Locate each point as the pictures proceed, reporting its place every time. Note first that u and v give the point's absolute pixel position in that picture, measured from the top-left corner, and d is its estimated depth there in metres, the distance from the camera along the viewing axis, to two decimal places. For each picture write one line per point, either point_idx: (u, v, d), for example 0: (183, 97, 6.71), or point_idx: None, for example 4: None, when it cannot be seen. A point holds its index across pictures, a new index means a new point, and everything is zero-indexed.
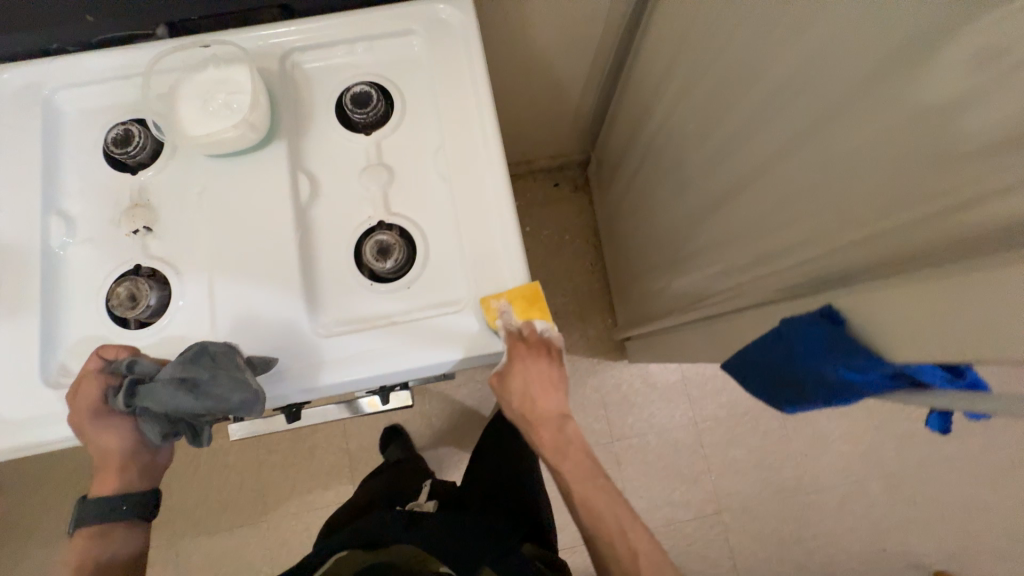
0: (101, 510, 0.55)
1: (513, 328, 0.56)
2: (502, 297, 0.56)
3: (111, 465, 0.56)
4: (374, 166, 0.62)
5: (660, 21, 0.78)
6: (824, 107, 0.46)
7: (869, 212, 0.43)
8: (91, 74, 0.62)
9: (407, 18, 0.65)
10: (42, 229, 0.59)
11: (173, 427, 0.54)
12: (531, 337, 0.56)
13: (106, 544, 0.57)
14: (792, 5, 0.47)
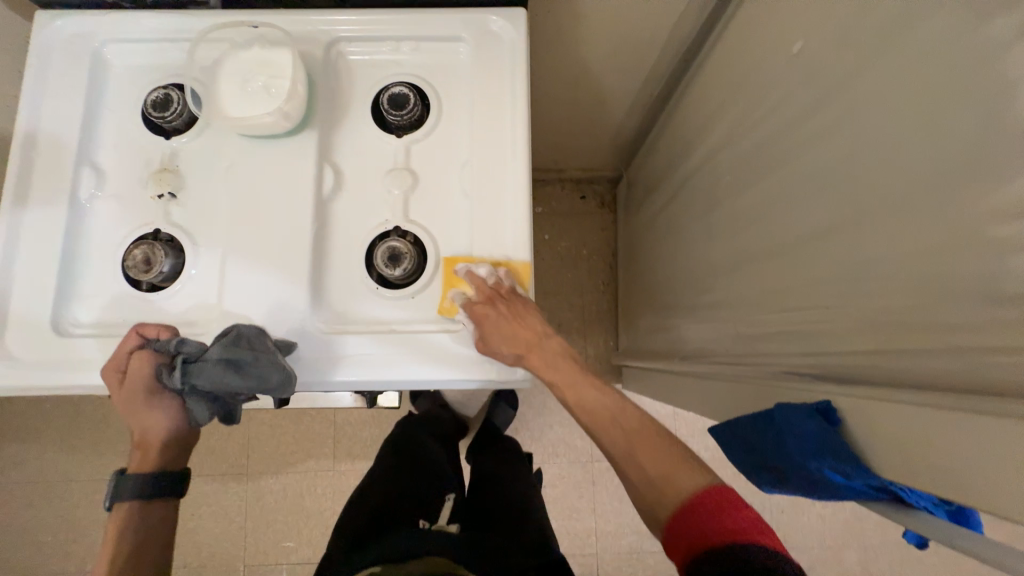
0: (142, 486, 0.56)
1: (480, 281, 0.57)
2: (466, 261, 0.59)
3: (149, 442, 0.57)
4: (400, 170, 0.62)
5: (716, 63, 0.75)
6: (876, 203, 0.45)
7: (907, 321, 0.42)
8: (141, 33, 0.63)
9: (458, 23, 0.63)
10: (73, 179, 0.60)
11: (213, 405, 0.55)
12: (494, 287, 0.57)
13: (140, 523, 0.57)
14: (868, 93, 0.45)
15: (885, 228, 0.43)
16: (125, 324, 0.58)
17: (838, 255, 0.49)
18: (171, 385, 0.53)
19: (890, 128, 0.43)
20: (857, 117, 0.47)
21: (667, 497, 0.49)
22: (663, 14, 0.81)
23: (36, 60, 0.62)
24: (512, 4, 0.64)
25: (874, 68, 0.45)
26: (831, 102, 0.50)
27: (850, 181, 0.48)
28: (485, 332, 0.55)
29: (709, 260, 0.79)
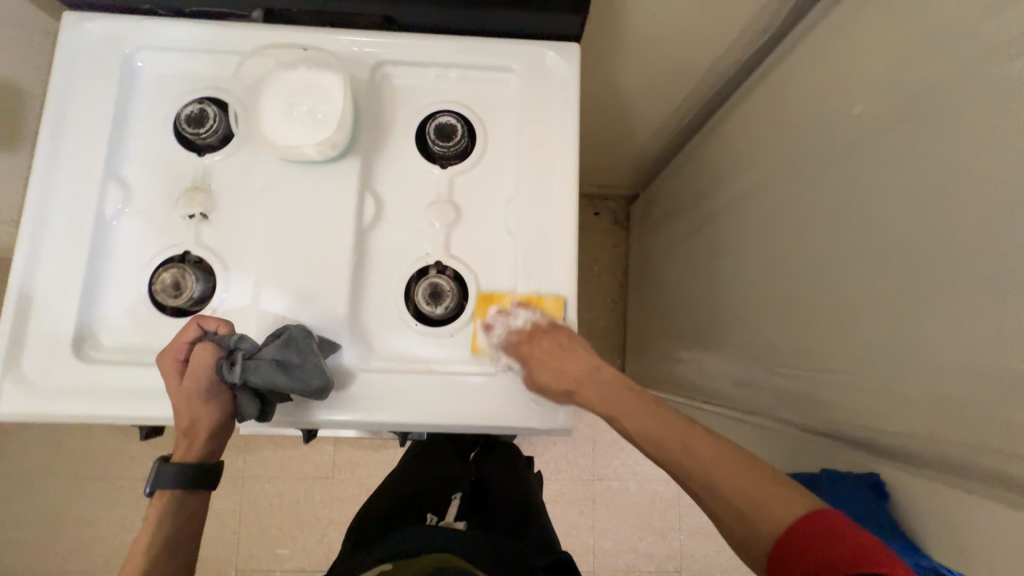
0: (183, 473, 0.54)
1: (513, 328, 0.56)
2: (492, 307, 0.58)
3: (187, 434, 0.54)
4: (443, 204, 0.60)
5: (759, 105, 0.75)
6: (939, 283, 0.45)
7: (975, 409, 0.42)
8: (175, 41, 0.60)
9: (510, 54, 0.61)
10: (99, 193, 0.57)
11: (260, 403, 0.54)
12: (527, 328, 0.56)
13: (178, 508, 0.55)
14: (938, 173, 0.46)
15: (946, 307, 0.44)
16: (151, 350, 0.56)
17: (891, 324, 0.50)
18: (226, 380, 0.52)
19: (956, 209, 0.44)
20: (919, 191, 0.47)
21: (761, 525, 0.46)
22: (707, 51, 0.80)
23: (62, 65, 0.58)
24: (566, 39, 0.62)
25: (942, 148, 0.45)
26: (891, 171, 0.51)
27: (909, 254, 0.48)
28: (533, 371, 0.55)
29: (739, 300, 0.78)
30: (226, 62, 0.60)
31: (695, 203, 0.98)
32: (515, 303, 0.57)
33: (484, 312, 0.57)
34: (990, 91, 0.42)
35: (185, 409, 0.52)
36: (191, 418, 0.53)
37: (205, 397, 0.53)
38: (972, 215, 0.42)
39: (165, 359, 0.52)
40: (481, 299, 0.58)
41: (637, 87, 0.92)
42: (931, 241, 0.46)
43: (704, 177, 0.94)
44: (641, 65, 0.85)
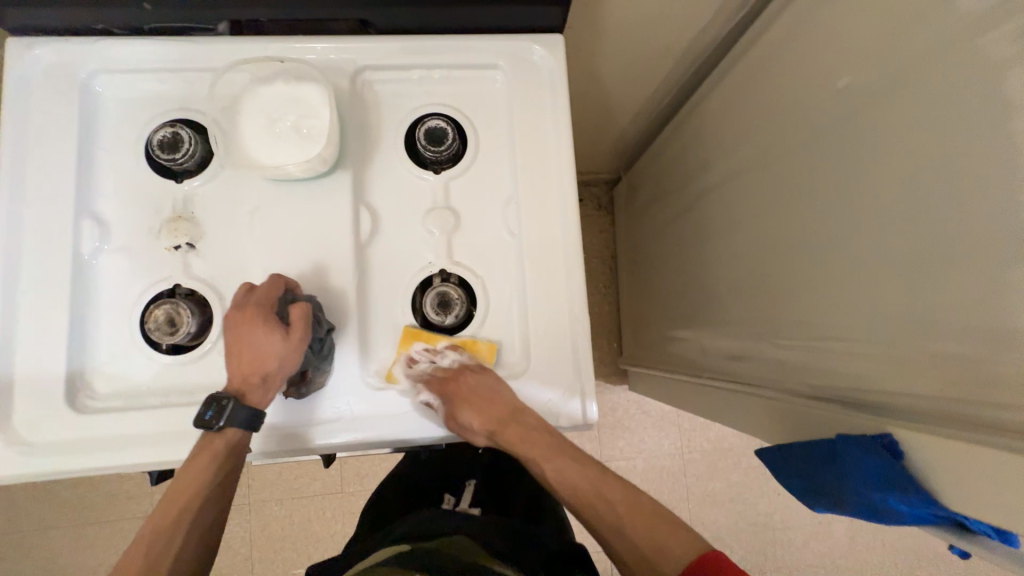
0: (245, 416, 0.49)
1: (429, 372, 0.55)
2: (405, 347, 0.56)
3: (261, 391, 0.50)
4: (441, 210, 0.59)
5: (740, 83, 0.76)
6: (936, 247, 0.46)
7: (980, 365, 0.44)
8: (137, 63, 0.56)
9: (494, 51, 0.60)
10: (73, 233, 0.54)
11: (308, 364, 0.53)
12: (447, 371, 0.55)
13: (223, 451, 0.49)
14: (926, 140, 0.47)
15: (941, 270, 0.46)
16: (152, 392, 0.53)
17: (890, 291, 0.51)
18: (314, 331, 0.52)
19: (945, 175, 0.45)
20: (906, 161, 0.49)
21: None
22: (683, 30, 0.80)
23: (16, 99, 0.54)
24: (549, 31, 0.61)
25: (927, 116, 0.47)
26: (877, 142, 0.52)
27: (900, 221, 0.50)
28: (461, 410, 0.54)
29: (734, 277, 0.80)
30: (195, 81, 0.57)
31: (681, 183, 0.99)
32: (446, 344, 0.56)
33: (410, 346, 0.56)
34: (972, 60, 0.43)
35: (267, 362, 0.50)
36: (272, 374, 0.50)
37: (300, 346, 0.51)
38: (961, 179, 0.44)
39: (250, 309, 0.50)
40: (407, 333, 0.56)
41: (615, 72, 0.91)
42: (921, 207, 0.48)
43: (689, 157, 0.94)
44: (620, 50, 0.84)
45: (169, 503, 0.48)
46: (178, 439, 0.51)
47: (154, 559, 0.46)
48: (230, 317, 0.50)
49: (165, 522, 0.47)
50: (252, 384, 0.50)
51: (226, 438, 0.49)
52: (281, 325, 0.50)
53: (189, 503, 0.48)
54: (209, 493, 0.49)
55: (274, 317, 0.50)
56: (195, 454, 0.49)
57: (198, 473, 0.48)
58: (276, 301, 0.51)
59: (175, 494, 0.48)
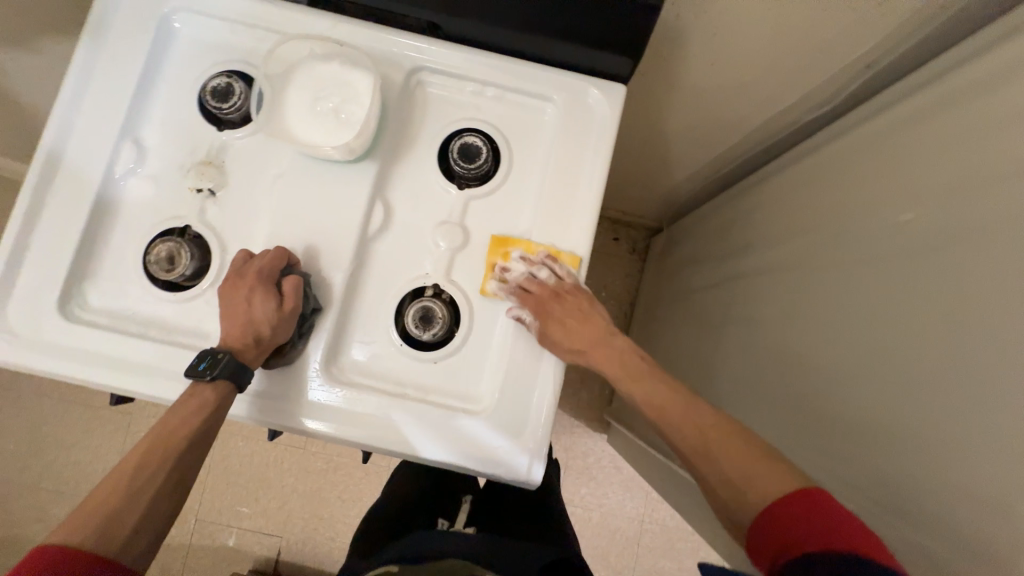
0: (231, 370, 0.48)
1: (523, 283, 0.56)
2: (513, 248, 0.57)
3: (254, 353, 0.49)
4: (452, 225, 0.58)
5: (804, 180, 0.71)
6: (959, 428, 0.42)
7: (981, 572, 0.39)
8: (214, 9, 0.58)
9: (552, 84, 0.58)
10: (112, 151, 0.56)
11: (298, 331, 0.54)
12: (545, 288, 0.55)
13: (208, 408, 0.48)
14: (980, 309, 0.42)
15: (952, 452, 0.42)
16: (135, 319, 0.55)
17: (894, 454, 0.47)
18: (307, 302, 0.53)
19: (984, 354, 0.41)
20: (947, 324, 0.44)
21: (747, 493, 0.43)
22: (761, 108, 0.76)
23: (101, 14, 0.57)
24: (614, 78, 0.59)
25: (987, 285, 0.42)
26: (923, 292, 0.47)
27: (920, 384, 0.45)
28: (550, 328, 0.54)
29: (739, 374, 0.75)
30: (261, 39, 0.59)
31: (718, 258, 0.94)
32: (543, 255, 0.56)
33: (502, 252, 0.57)
34: None
35: (260, 326, 0.49)
36: (266, 337, 0.50)
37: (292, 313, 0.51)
38: (1001, 365, 0.39)
39: (250, 276, 0.50)
40: (497, 241, 0.58)
41: (682, 130, 0.88)
42: (948, 377, 0.43)
43: (732, 233, 0.89)
44: (691, 110, 0.81)
45: (152, 444, 0.46)
46: (145, 373, 0.53)
47: (134, 491, 0.44)
48: (231, 281, 0.51)
49: (149, 460, 0.45)
50: (247, 344, 0.49)
51: (217, 393, 0.48)
52: (277, 294, 0.50)
53: (172, 448, 0.46)
54: (192, 440, 0.47)
55: (271, 286, 0.50)
56: (186, 398, 0.48)
57: (188, 418, 0.47)
58: (277, 272, 0.51)
59: (160, 434, 0.46)
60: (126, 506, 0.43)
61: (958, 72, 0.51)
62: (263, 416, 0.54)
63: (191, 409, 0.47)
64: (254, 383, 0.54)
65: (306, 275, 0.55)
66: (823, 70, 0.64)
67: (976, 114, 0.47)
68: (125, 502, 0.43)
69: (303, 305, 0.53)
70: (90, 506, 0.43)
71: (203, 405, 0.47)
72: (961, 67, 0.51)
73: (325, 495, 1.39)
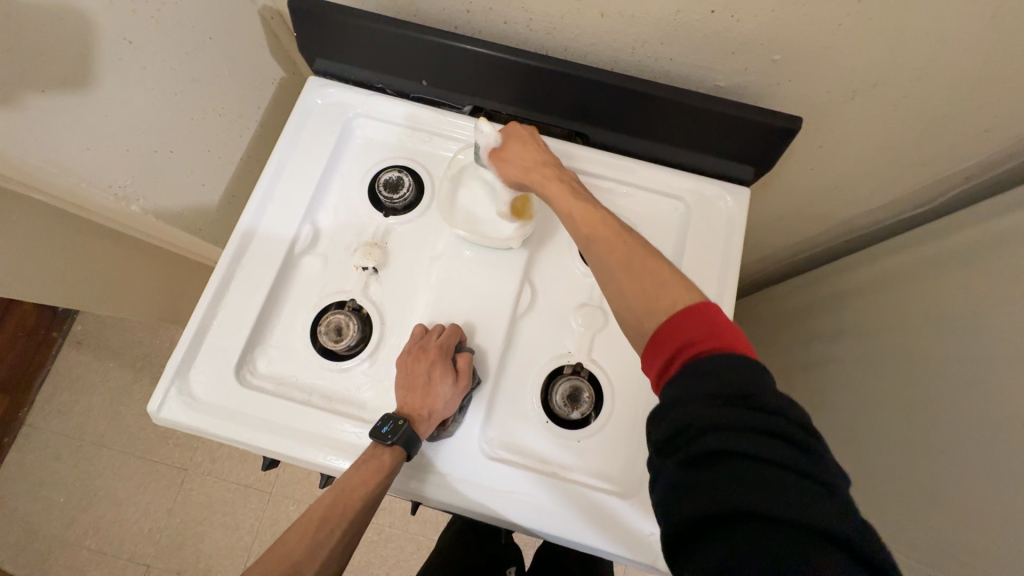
0: (409, 438, 0.50)
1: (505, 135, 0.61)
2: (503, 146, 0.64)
3: (426, 426, 0.52)
4: (593, 309, 0.62)
5: (904, 273, 0.74)
6: None
7: None
8: (389, 115, 0.68)
9: (683, 185, 0.66)
10: (293, 232, 0.63)
11: (463, 406, 0.56)
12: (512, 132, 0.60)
13: (380, 469, 0.49)
14: None
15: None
16: (299, 386, 0.59)
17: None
18: (473, 379, 0.56)
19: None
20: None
21: None
22: (846, 209, 0.82)
23: (297, 118, 0.67)
24: (737, 181, 0.66)
25: None
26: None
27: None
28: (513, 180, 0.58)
29: (852, 464, 0.73)
30: (428, 140, 0.68)
31: (802, 340, 0.93)
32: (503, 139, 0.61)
33: None
34: None
35: (435, 401, 0.53)
36: (440, 410, 0.53)
37: (463, 389, 0.54)
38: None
39: (431, 350, 0.54)
40: None
41: (763, 219, 0.93)
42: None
43: (816, 316, 0.90)
44: (777, 203, 0.87)
45: (332, 501, 0.47)
46: (309, 440, 0.56)
47: (315, 546, 0.45)
48: (410, 354, 0.55)
49: (331, 515, 0.46)
50: (422, 414, 0.52)
51: (389, 458, 0.50)
52: (453, 370, 0.54)
53: (349, 509, 0.47)
54: (366, 502, 0.48)
55: (448, 361, 0.54)
56: (366, 459, 0.50)
57: (366, 481, 0.48)
58: (453, 347, 0.55)
59: (340, 494, 0.47)
60: (308, 557, 0.44)
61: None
62: (417, 491, 0.55)
63: (368, 469, 0.49)
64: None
65: (470, 349, 0.58)
66: (918, 178, 0.70)
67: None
68: (305, 557, 0.44)
69: (471, 383, 0.56)
70: (276, 558, 0.43)
71: (380, 466, 0.49)
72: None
73: (373, 571, 1.31)
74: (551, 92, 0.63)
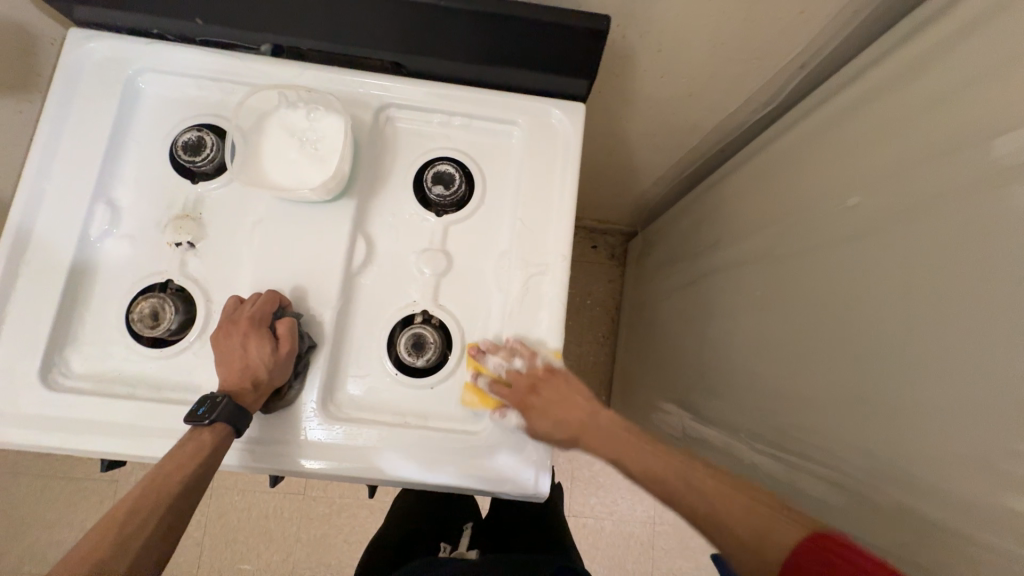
0: (232, 414, 0.48)
1: (502, 369, 0.56)
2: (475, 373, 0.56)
3: (253, 397, 0.50)
4: (434, 253, 0.59)
5: (762, 173, 0.73)
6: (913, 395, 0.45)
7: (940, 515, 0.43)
8: (176, 66, 0.59)
9: (515, 108, 0.61)
10: (86, 215, 0.56)
11: (296, 371, 0.54)
12: (519, 378, 0.55)
13: (196, 454, 0.47)
14: (914, 281, 0.46)
15: (938, 429, 0.43)
16: (122, 380, 0.55)
17: (882, 438, 0.48)
18: (305, 343, 0.54)
19: (962, 331, 0.42)
20: (913, 297, 0.46)
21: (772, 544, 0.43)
22: (711, 114, 0.80)
23: (65, 83, 0.58)
24: (574, 98, 0.63)
25: (919, 259, 0.46)
26: (881, 279, 0.50)
27: (906, 371, 0.46)
28: (533, 423, 0.54)
29: (728, 364, 0.75)
30: (229, 91, 0.60)
31: (693, 255, 0.94)
32: (495, 360, 0.56)
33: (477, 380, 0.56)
34: (962, 215, 0.43)
35: (257, 370, 0.51)
36: (265, 379, 0.51)
37: (288, 356, 0.52)
38: (970, 340, 0.41)
39: (243, 321, 0.52)
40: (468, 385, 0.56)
41: (641, 138, 0.90)
42: (929, 358, 0.44)
43: (703, 230, 0.90)
44: (648, 119, 0.84)
45: (145, 491, 0.45)
46: (136, 434, 0.52)
47: (124, 540, 0.43)
48: (224, 328, 0.52)
49: (143, 506, 0.44)
50: (245, 386, 0.50)
51: (210, 437, 0.48)
52: (273, 338, 0.51)
53: (167, 494, 0.45)
54: (187, 484, 0.46)
55: (263, 327, 0.52)
56: (184, 443, 0.48)
57: (182, 464, 0.46)
58: (270, 315, 0.53)
59: (153, 483, 0.45)
60: (117, 554, 0.42)
61: (890, 60, 0.54)
62: (261, 463, 0.53)
63: (182, 454, 0.47)
64: (248, 430, 0.54)
65: (297, 314, 0.56)
66: (764, 71, 0.68)
67: (915, 98, 0.50)
68: (114, 555, 0.42)
69: (301, 348, 0.54)
70: (76, 558, 0.41)
71: (199, 448, 0.47)
72: (892, 56, 0.54)
73: (332, 541, 1.29)
74: (346, 17, 0.56)
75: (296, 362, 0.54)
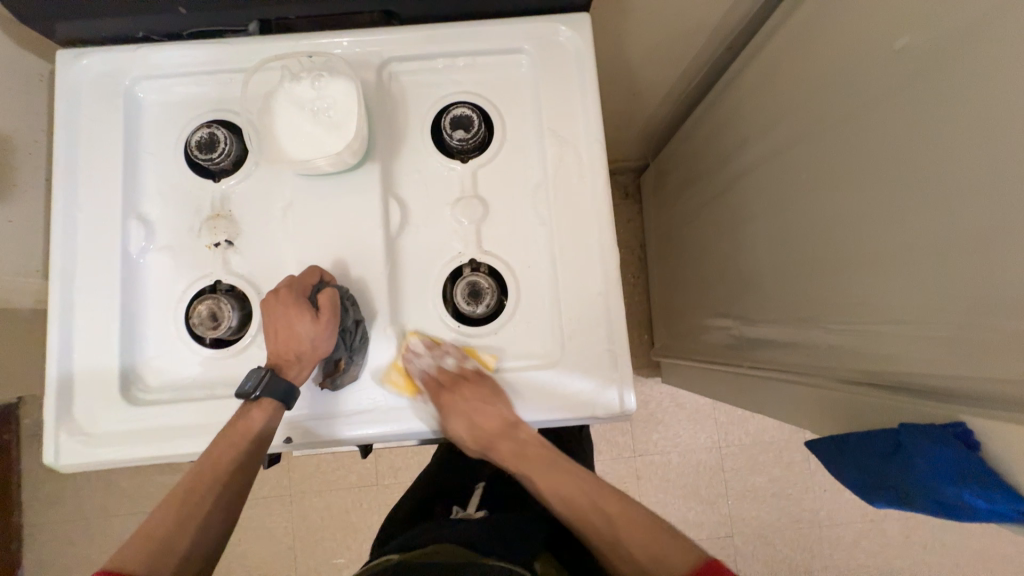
0: (278, 386, 0.50)
1: (429, 370, 0.55)
2: (395, 370, 0.55)
3: (296, 369, 0.51)
4: (469, 200, 0.57)
5: (780, 52, 0.69)
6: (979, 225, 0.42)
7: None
8: (171, 66, 0.58)
9: (519, 35, 0.58)
10: (122, 233, 0.56)
11: (345, 343, 0.53)
12: (446, 379, 0.54)
13: (239, 435, 0.49)
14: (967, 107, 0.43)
15: (1011, 243, 0.40)
16: (198, 384, 0.56)
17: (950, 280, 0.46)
18: (349, 316, 0.54)
19: None
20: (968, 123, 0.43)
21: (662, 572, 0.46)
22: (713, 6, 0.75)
23: (67, 109, 0.57)
24: (575, 9, 0.59)
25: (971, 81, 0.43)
26: (926, 113, 0.46)
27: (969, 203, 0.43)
28: (449, 418, 0.54)
29: (776, 259, 0.73)
30: (228, 82, 0.58)
31: (717, 165, 0.90)
32: (449, 344, 0.56)
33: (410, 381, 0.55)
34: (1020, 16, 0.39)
35: (300, 342, 0.51)
36: (306, 351, 0.51)
37: (328, 330, 0.51)
38: None
39: (284, 295, 0.51)
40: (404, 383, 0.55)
41: (643, 52, 0.85)
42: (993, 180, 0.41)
43: (723, 135, 0.87)
44: (646, 29, 0.79)
45: (194, 476, 0.48)
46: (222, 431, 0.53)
47: (183, 520, 0.46)
48: (268, 303, 0.52)
49: (196, 488, 0.47)
50: (289, 359, 0.51)
51: (258, 416, 0.49)
52: (313, 311, 0.51)
53: (218, 476, 0.48)
54: (235, 466, 0.48)
55: (305, 301, 0.51)
56: (229, 429, 0.49)
57: (229, 448, 0.49)
58: (311, 288, 0.53)
59: (203, 466, 0.48)
60: (177, 531, 0.45)
61: None
62: (342, 436, 0.55)
63: (226, 439, 0.49)
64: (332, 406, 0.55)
65: (339, 287, 0.54)
66: None
67: None
68: (173, 533, 0.45)
69: (347, 321, 0.53)
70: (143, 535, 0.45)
71: (246, 430, 0.49)
72: None
73: None
74: None
75: (342, 335, 0.53)
